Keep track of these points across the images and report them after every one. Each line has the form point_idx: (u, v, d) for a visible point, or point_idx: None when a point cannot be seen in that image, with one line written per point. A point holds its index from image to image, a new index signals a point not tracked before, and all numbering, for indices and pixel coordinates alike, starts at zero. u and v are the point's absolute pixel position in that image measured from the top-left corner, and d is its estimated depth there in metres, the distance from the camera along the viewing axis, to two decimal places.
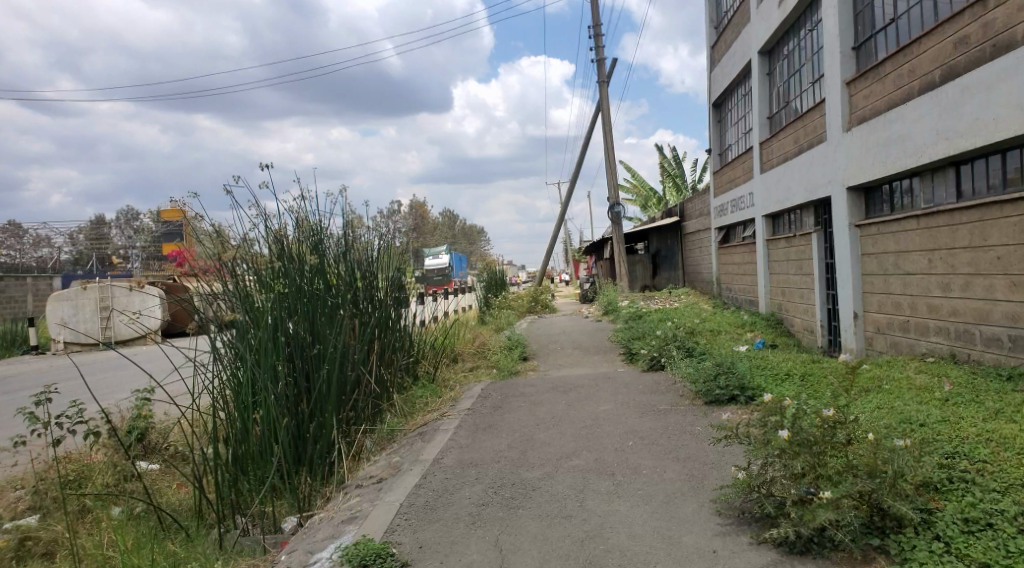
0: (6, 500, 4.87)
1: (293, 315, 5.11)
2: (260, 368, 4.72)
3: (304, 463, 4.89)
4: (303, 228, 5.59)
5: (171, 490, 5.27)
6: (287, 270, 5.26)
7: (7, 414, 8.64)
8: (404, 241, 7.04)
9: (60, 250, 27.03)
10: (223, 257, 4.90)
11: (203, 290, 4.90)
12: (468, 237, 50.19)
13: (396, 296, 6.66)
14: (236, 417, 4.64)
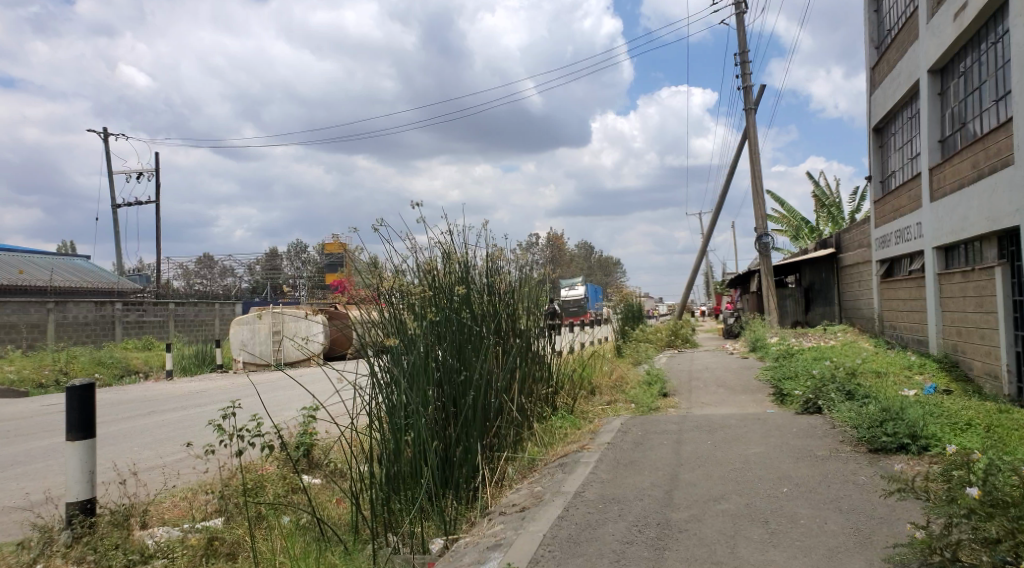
0: (198, 504, 5.46)
1: (443, 341, 5.22)
2: (413, 392, 4.82)
3: (450, 487, 4.96)
4: (451, 260, 5.83)
5: (329, 503, 5.45)
6: (436, 298, 5.44)
7: (196, 424, 9.56)
8: (542, 273, 7.18)
9: (242, 279, 32.24)
10: (378, 287, 5.23)
11: (364, 317, 5.14)
12: (606, 268, 50.33)
13: (535, 328, 6.81)
14: (389, 438, 4.72)
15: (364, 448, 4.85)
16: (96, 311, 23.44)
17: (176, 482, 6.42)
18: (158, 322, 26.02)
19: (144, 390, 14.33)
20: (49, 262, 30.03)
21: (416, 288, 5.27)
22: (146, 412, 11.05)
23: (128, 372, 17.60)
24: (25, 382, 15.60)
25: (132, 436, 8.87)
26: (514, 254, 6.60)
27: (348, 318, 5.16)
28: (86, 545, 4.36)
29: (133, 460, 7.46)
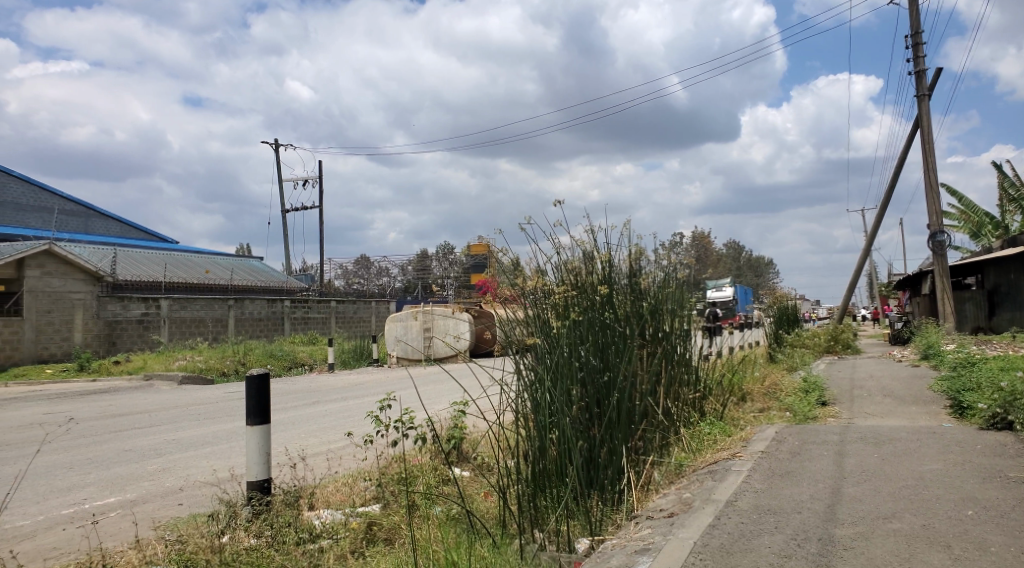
0: (358, 490, 5.74)
1: (586, 341, 5.13)
2: (557, 391, 4.76)
3: (596, 488, 4.83)
4: (594, 259, 5.72)
5: (477, 496, 5.43)
6: (578, 299, 5.34)
7: (357, 415, 10.05)
8: (689, 272, 6.90)
9: (395, 279, 33.71)
10: (521, 287, 5.16)
11: (508, 317, 5.15)
12: (757, 269, 48.45)
13: (681, 331, 6.58)
14: (534, 436, 4.68)
15: (509, 445, 4.84)
16: (267, 307, 25.26)
17: (339, 468, 6.80)
18: (321, 318, 27.65)
19: (310, 382, 15.24)
20: (229, 262, 32.61)
21: (560, 288, 5.23)
22: (312, 401, 11.77)
23: (295, 364, 18.78)
24: (210, 371, 17.03)
25: (301, 423, 9.48)
26: (656, 255, 6.38)
27: (492, 319, 5.18)
28: (263, 520, 4.68)
29: (302, 445, 7.95)
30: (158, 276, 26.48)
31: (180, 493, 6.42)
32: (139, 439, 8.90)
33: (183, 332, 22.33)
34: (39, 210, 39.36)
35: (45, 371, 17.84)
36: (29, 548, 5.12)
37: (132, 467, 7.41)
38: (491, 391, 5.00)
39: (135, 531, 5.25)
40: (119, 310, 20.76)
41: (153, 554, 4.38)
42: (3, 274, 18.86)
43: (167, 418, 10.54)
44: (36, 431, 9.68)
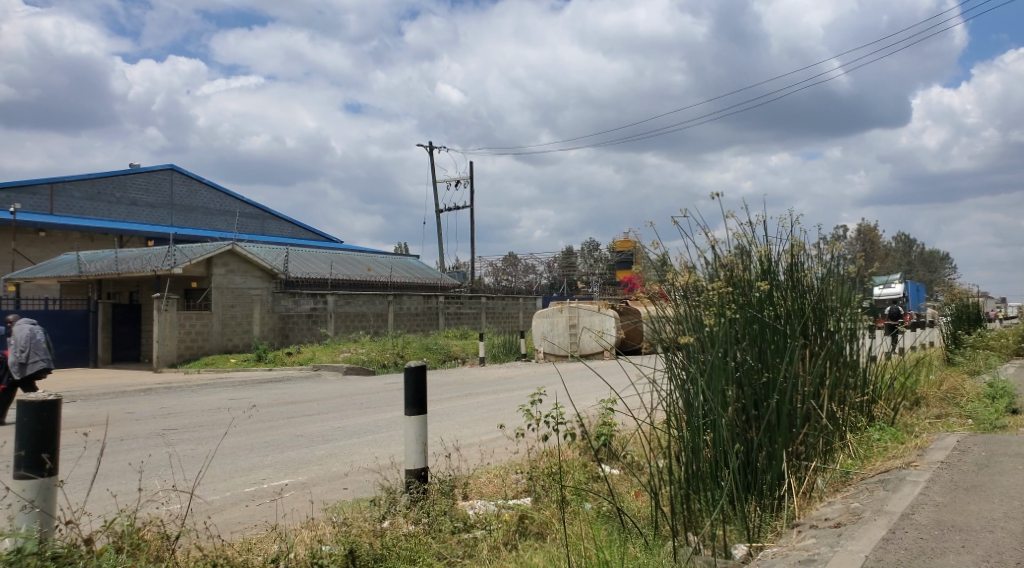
0: (509, 482, 5.77)
1: (743, 341, 4.72)
2: (711, 390, 4.45)
3: (753, 493, 4.53)
4: (751, 254, 5.23)
5: (628, 495, 5.23)
6: (734, 295, 4.91)
7: (508, 408, 10.19)
8: (855, 267, 6.30)
9: (541, 276, 34.03)
10: (671, 284, 4.77)
11: (656, 315, 4.83)
12: (929, 263, 44.90)
13: (845, 332, 6.08)
14: (687, 439, 4.41)
15: (661, 444, 4.62)
16: (423, 303, 26.16)
17: (491, 459, 6.90)
18: (472, 313, 28.39)
19: (463, 374, 15.64)
20: (388, 260, 34.05)
21: (713, 284, 4.77)
22: (463, 393, 12.06)
23: (448, 357, 19.35)
24: (370, 362, 17.85)
25: (454, 414, 9.71)
26: (817, 249, 5.86)
27: (638, 316, 4.88)
28: (420, 508, 4.79)
29: (455, 436, 8.12)
30: (325, 272, 28.07)
31: (346, 477, 6.73)
32: (309, 425, 9.41)
33: (347, 326, 23.54)
34: (224, 213, 42.71)
35: (230, 360, 19.36)
36: (217, 521, 5.50)
37: (303, 451, 7.85)
38: (641, 389, 4.79)
39: (307, 511, 5.54)
40: (291, 305, 22.27)
41: (322, 534, 4.55)
42: (194, 271, 20.54)
43: (335, 406, 11.14)
44: (223, 414, 10.50)
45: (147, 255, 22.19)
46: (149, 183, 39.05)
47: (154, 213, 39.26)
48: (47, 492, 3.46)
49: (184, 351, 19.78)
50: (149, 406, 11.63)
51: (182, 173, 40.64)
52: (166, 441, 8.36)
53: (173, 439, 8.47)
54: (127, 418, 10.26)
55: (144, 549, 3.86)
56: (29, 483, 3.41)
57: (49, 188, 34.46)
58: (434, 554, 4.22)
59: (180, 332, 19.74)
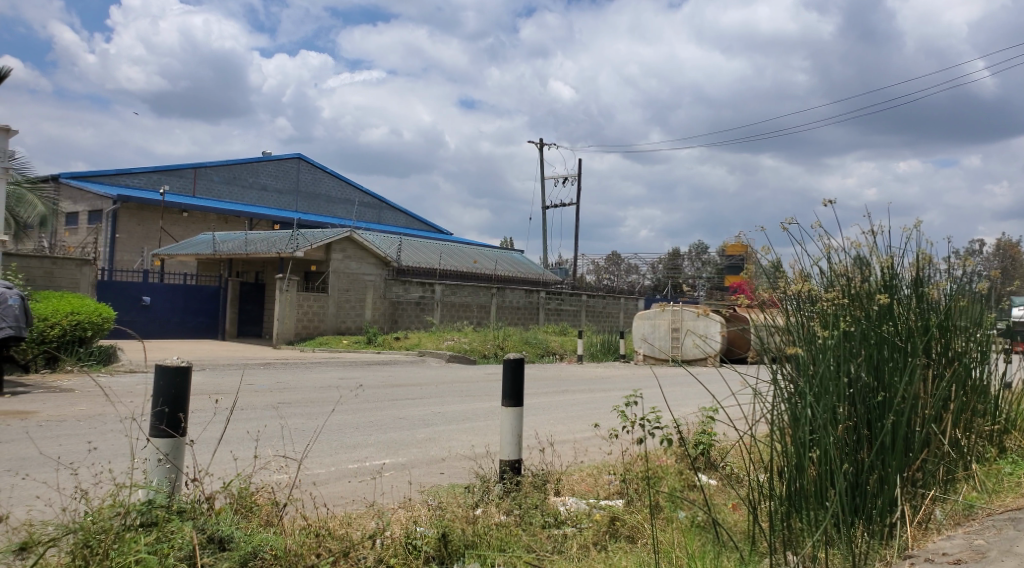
0: (602, 482, 5.82)
1: (858, 356, 4.38)
2: (819, 405, 4.09)
3: (862, 518, 4.15)
4: (870, 263, 4.98)
5: (724, 507, 5.14)
6: (852, 309, 4.62)
7: (606, 407, 10.24)
8: (990, 283, 5.92)
9: (645, 277, 33.74)
10: (784, 291, 4.62)
11: (766, 323, 4.67)
12: None
13: (973, 353, 5.71)
14: (790, 454, 4.07)
15: (763, 460, 4.33)
16: (525, 297, 26.42)
17: (585, 458, 6.96)
18: (573, 310, 28.42)
19: (563, 370, 15.76)
20: (494, 253, 34.51)
21: (828, 295, 4.55)
22: (561, 390, 12.14)
23: (548, 352, 19.50)
24: (472, 352, 18.17)
25: (551, 410, 9.80)
26: (946, 263, 5.56)
27: (746, 323, 4.75)
28: (512, 499, 4.91)
29: (551, 431, 8.23)
30: (432, 262, 28.75)
31: (444, 462, 6.94)
32: (412, 409, 9.72)
33: (452, 315, 24.03)
34: (344, 201, 44.37)
35: (342, 341, 20.15)
36: (323, 494, 5.80)
37: (405, 433, 8.13)
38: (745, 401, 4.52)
39: (405, 491, 5.75)
40: (401, 292, 22.94)
41: (418, 515, 4.73)
42: (315, 255, 21.47)
43: (437, 392, 11.46)
44: (332, 392, 10.99)
45: (273, 237, 23.35)
46: (279, 169, 41.00)
47: (281, 198, 41.22)
48: (178, 450, 3.77)
49: (301, 330, 20.74)
50: (266, 379, 12.32)
51: (307, 162, 42.38)
52: (279, 413, 8.83)
53: (286, 412, 8.95)
54: (246, 388, 10.91)
55: (256, 512, 4.13)
56: (163, 439, 3.73)
57: (192, 171, 36.64)
58: (523, 547, 4.31)
59: (298, 312, 20.69)
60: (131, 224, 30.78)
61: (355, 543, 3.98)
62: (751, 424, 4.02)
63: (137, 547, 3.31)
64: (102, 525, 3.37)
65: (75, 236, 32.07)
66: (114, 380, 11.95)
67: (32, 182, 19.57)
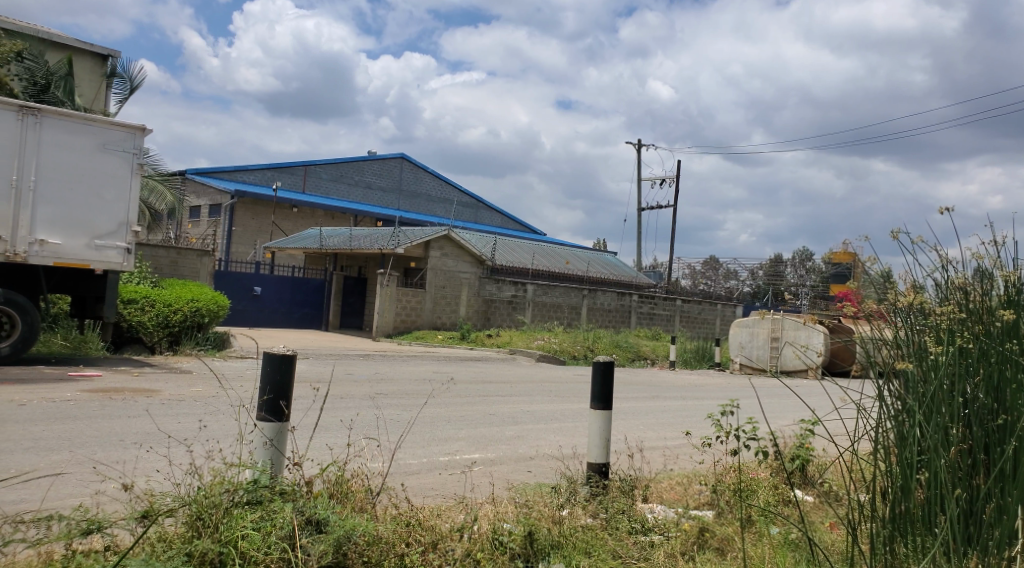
0: (692, 492, 5.73)
1: (977, 374, 3.85)
2: (929, 425, 3.77)
3: (977, 549, 3.66)
4: (996, 275, 4.06)
5: (821, 526, 4.99)
6: (975, 322, 3.99)
7: (699, 415, 10.10)
8: None
9: (744, 284, 32.87)
10: (892, 303, 4.17)
11: (872, 336, 4.28)
12: None
13: None
14: (897, 475, 3.83)
15: (867, 477, 4.12)
16: (618, 300, 26.25)
17: (674, 466, 6.88)
18: (666, 315, 28.04)
19: (655, 375, 15.59)
20: (586, 254, 34.37)
21: (942, 308, 4.00)
22: (653, 395, 12.03)
23: (638, 356, 19.32)
24: (562, 352, 18.18)
25: (641, 415, 9.73)
26: None
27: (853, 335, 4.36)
28: (599, 502, 4.92)
29: (640, 437, 8.17)
30: (526, 261, 28.90)
31: (531, 461, 6.99)
32: (502, 405, 9.85)
33: (543, 315, 24.06)
34: (443, 200, 45.12)
35: (438, 336, 20.56)
36: (412, 484, 5.95)
37: (495, 430, 8.23)
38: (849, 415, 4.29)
39: (492, 487, 5.81)
40: (494, 290, 23.12)
41: (504, 512, 4.79)
42: (414, 252, 21.99)
43: (526, 391, 11.53)
44: (424, 385, 11.24)
45: (376, 233, 24.07)
46: (383, 169, 42.14)
47: (384, 197, 42.33)
48: (280, 435, 3.96)
49: (399, 324, 21.31)
50: (366, 369, 12.73)
51: (410, 162, 43.38)
52: (374, 403, 9.09)
53: (382, 403, 9.19)
54: (346, 378, 11.29)
55: (350, 498, 4.28)
56: (267, 424, 3.92)
57: (303, 169, 38.10)
58: (608, 551, 4.28)
59: (397, 307, 21.27)
60: (247, 218, 32.31)
61: (443, 536, 4.04)
62: (850, 442, 3.82)
63: (242, 523, 3.51)
64: (213, 500, 3.59)
65: (196, 228, 34.01)
66: (228, 364, 12.62)
67: (162, 176, 20.85)
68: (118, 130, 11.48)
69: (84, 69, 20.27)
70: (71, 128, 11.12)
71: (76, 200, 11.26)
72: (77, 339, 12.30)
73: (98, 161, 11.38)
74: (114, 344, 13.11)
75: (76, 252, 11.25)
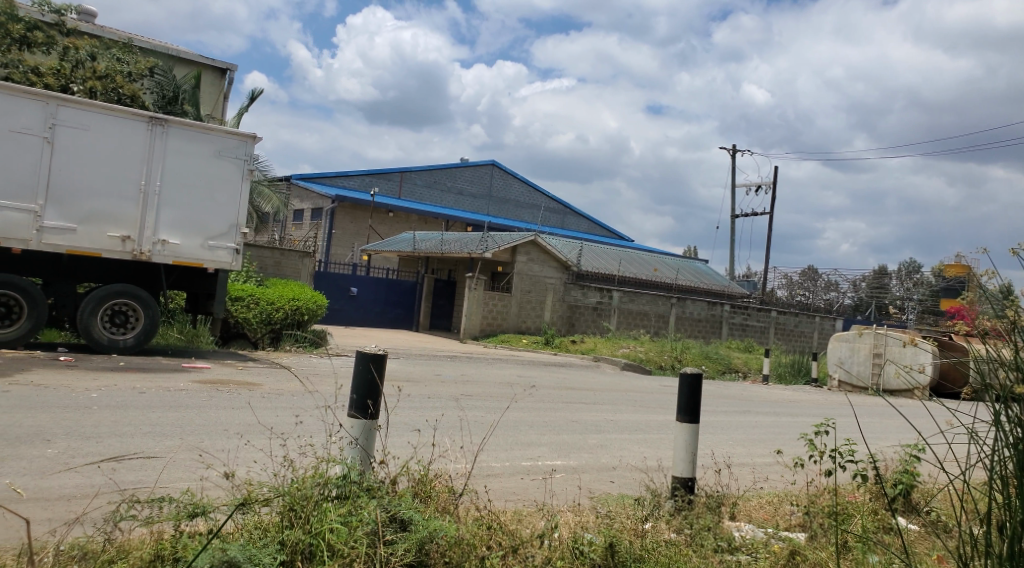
0: (783, 512, 5.54)
1: None
2: None
3: None
4: None
5: (928, 558, 4.69)
6: None
7: (793, 433, 9.74)
8: None
9: (845, 296, 31.68)
10: (1011, 320, 3.75)
11: (986, 357, 3.84)
12: None
13: None
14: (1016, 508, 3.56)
15: (984, 509, 3.84)
16: (708, 310, 25.76)
17: (764, 484, 6.69)
18: (760, 327, 27.28)
19: (745, 389, 15.15)
20: (677, 262, 33.84)
21: None
22: (744, 410, 11.69)
23: (729, 369, 18.87)
24: (649, 362, 17.91)
25: (730, 430, 9.47)
26: None
27: (966, 358, 4.05)
28: (683, 518, 4.79)
29: (728, 452, 7.96)
30: (614, 268, 28.67)
31: (615, 471, 6.89)
32: (585, 413, 9.77)
33: (630, 323, 23.81)
34: (531, 206, 45.27)
35: (522, 340, 20.61)
36: (494, 487, 5.97)
37: (577, 437, 8.17)
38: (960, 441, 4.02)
39: (574, 496, 5.78)
40: (580, 296, 23.02)
41: (585, 521, 4.74)
42: (500, 257, 22.14)
43: (610, 400, 11.39)
44: (508, 388, 11.28)
45: (465, 237, 24.38)
46: (473, 175, 42.67)
47: (474, 203, 42.84)
48: (368, 433, 4.01)
49: (485, 326, 21.61)
50: (453, 371, 12.87)
51: (500, 168, 43.73)
52: (458, 404, 9.19)
53: (465, 404, 9.27)
54: (434, 378, 11.44)
55: (433, 498, 4.29)
56: (356, 421, 3.99)
57: (398, 174, 38.95)
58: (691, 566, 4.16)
59: (484, 310, 21.61)
60: (346, 221, 33.23)
61: (524, 541, 4.01)
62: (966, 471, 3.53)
63: (331, 516, 3.58)
64: (304, 493, 3.69)
65: (298, 231, 35.29)
66: (323, 361, 12.97)
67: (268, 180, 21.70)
68: (232, 138, 11.95)
69: (205, 81, 21.30)
70: (191, 136, 11.69)
71: (192, 202, 11.80)
72: (190, 332, 12.93)
73: (213, 166, 11.90)
74: (222, 337, 13.77)
75: (191, 251, 11.78)
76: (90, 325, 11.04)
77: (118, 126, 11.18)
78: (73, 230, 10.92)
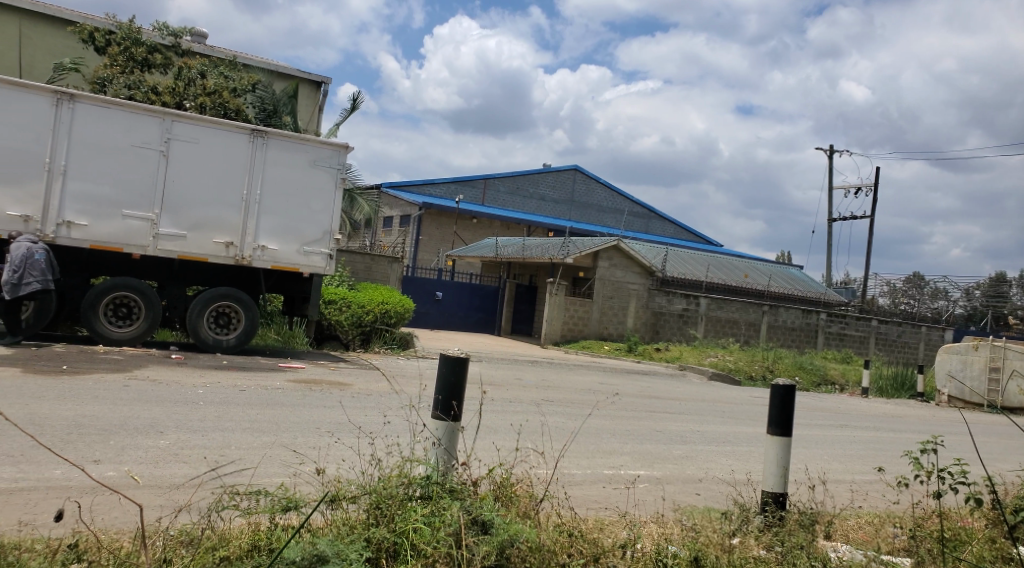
0: (884, 534, 5.39)
1: None
2: None
3: None
4: None
5: None
6: None
7: (895, 450, 9.40)
8: None
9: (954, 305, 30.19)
10: None
11: None
12: None
13: None
14: None
15: None
16: (802, 318, 25.05)
17: (862, 503, 6.52)
18: (859, 337, 26.31)
19: (842, 402, 14.68)
20: (769, 268, 32.99)
21: None
22: (839, 424, 11.36)
23: (825, 381, 18.36)
24: (739, 372, 17.60)
25: (823, 445, 9.24)
26: None
27: None
28: (774, 534, 4.73)
29: (823, 468, 7.78)
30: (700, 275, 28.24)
31: (699, 483, 6.86)
32: (671, 423, 9.72)
33: (717, 331, 23.38)
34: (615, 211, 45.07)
35: (604, 346, 20.59)
36: (576, 495, 6.03)
37: (661, 448, 8.15)
38: None
39: (658, 507, 5.80)
40: (664, 302, 22.79)
41: (670, 533, 4.76)
42: (583, 262, 22.21)
43: (698, 410, 11.26)
44: (592, 396, 11.33)
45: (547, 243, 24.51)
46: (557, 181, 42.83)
47: (557, 208, 43.00)
48: (452, 435, 4.15)
49: (566, 332, 21.74)
50: (537, 377, 12.96)
51: (584, 173, 43.72)
52: (542, 410, 9.30)
53: (549, 410, 9.37)
54: (517, 384, 11.55)
55: (515, 502, 4.40)
56: (440, 423, 4.14)
57: (482, 181, 39.49)
58: None
59: (566, 316, 21.74)
60: (432, 228, 33.90)
61: (606, 550, 4.09)
62: None
63: (415, 515, 3.76)
64: (390, 493, 3.91)
65: (388, 237, 36.21)
66: (410, 364, 13.31)
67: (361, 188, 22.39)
68: (326, 147, 12.41)
69: (303, 94, 22.16)
70: (288, 146, 12.21)
71: (288, 209, 12.31)
72: (287, 333, 13.50)
73: (308, 175, 12.40)
74: (316, 339, 14.35)
75: (288, 257, 12.30)
76: (198, 326, 11.69)
77: (223, 138, 11.80)
78: (183, 237, 11.59)
